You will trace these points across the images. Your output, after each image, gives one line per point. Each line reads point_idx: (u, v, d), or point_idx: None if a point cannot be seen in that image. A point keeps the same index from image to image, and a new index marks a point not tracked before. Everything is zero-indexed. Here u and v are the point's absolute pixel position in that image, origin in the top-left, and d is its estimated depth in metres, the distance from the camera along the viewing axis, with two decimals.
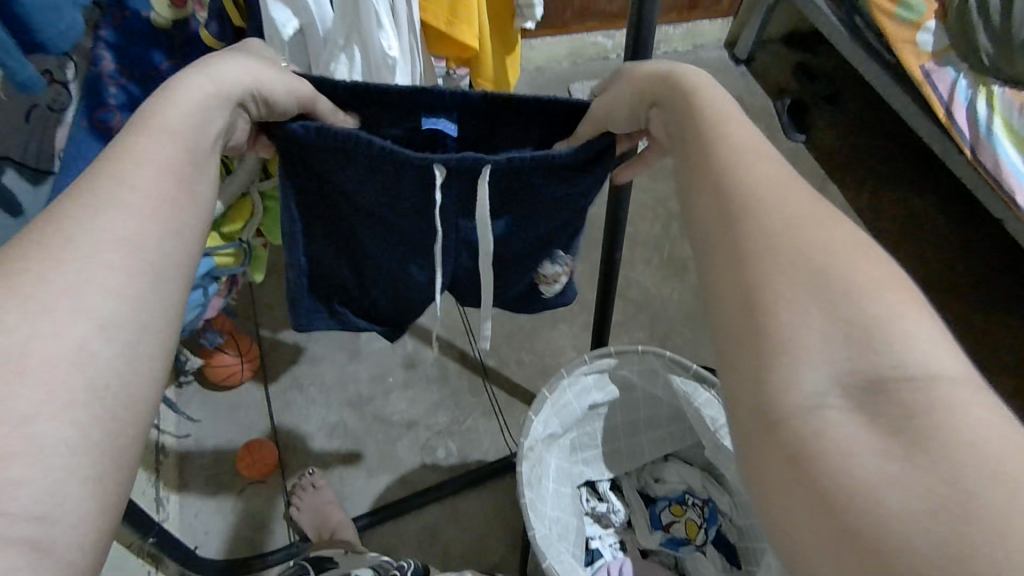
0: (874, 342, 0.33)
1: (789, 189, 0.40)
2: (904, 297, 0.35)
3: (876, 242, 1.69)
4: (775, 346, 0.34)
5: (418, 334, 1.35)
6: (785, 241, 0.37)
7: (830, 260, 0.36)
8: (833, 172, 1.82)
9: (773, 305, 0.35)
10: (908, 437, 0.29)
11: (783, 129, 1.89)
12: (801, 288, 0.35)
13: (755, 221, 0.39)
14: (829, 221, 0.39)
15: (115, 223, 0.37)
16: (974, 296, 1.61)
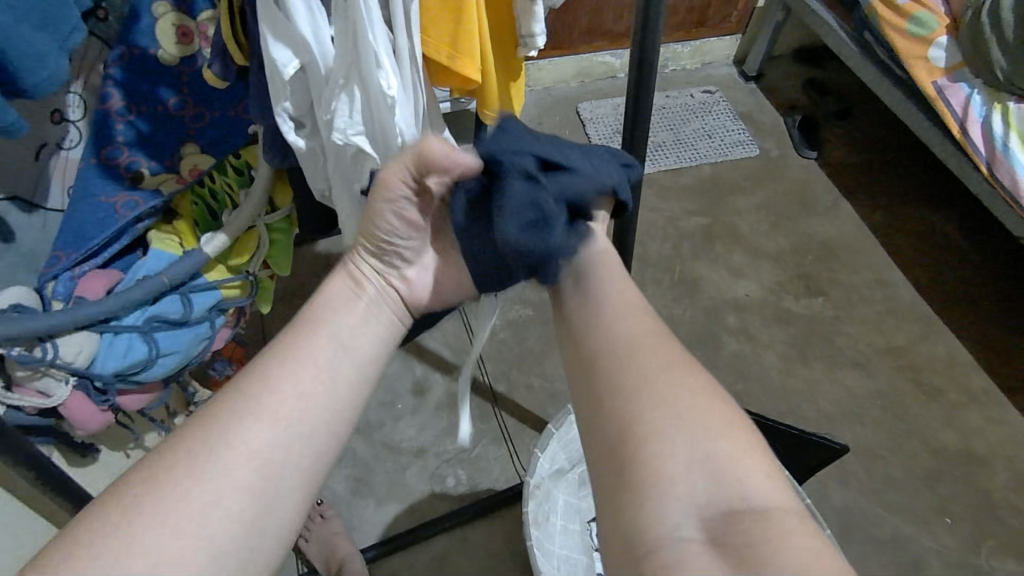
0: (724, 476, 0.46)
1: (637, 347, 0.53)
2: (733, 434, 0.48)
3: (892, 259, 1.66)
4: (646, 485, 0.46)
5: (428, 359, 1.35)
6: (640, 387, 0.50)
7: (672, 400, 0.49)
8: (846, 188, 1.80)
9: (642, 444, 0.47)
10: (733, 550, 0.43)
11: (794, 146, 1.87)
12: (658, 427, 0.48)
13: (619, 375, 0.52)
14: (666, 366, 0.51)
15: (309, 379, 0.53)
16: (995, 314, 1.57)
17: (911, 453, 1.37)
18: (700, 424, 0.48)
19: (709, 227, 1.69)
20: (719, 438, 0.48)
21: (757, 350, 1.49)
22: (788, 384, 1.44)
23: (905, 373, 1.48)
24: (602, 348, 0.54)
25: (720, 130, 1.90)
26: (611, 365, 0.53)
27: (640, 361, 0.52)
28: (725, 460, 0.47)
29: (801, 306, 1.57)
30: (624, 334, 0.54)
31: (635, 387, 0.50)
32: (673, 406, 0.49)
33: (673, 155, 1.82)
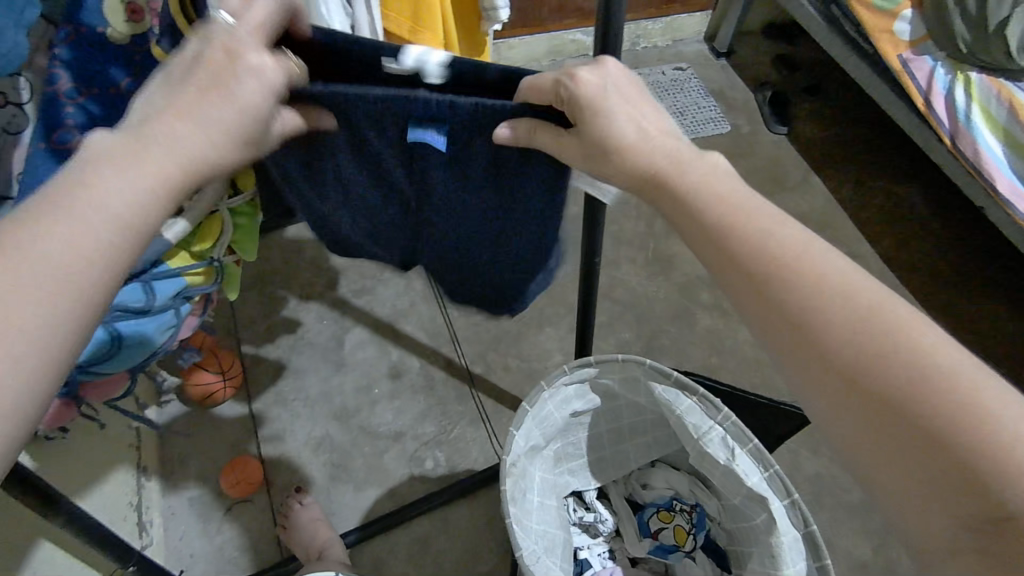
0: (948, 447, 0.39)
1: (824, 276, 0.45)
2: (986, 390, 0.40)
3: (861, 233, 1.70)
4: (918, 447, 0.40)
5: (404, 345, 1.34)
6: (837, 337, 0.44)
7: (877, 346, 0.42)
8: (815, 163, 1.82)
9: (867, 390, 0.42)
10: (978, 489, 0.38)
11: (766, 122, 1.88)
12: (843, 399, 0.43)
13: (806, 298, 0.45)
14: (851, 296, 0.44)
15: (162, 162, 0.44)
16: (961, 284, 1.61)
17: None
18: (950, 376, 0.40)
19: None
20: (964, 377, 0.40)
21: (732, 323, 1.47)
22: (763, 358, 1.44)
23: None
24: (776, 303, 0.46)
25: (692, 108, 1.90)
26: (804, 295, 0.45)
27: (839, 290, 0.45)
28: (928, 366, 0.41)
29: None
30: (789, 259, 0.46)
31: (854, 342, 0.43)
32: (862, 314, 0.43)
33: None
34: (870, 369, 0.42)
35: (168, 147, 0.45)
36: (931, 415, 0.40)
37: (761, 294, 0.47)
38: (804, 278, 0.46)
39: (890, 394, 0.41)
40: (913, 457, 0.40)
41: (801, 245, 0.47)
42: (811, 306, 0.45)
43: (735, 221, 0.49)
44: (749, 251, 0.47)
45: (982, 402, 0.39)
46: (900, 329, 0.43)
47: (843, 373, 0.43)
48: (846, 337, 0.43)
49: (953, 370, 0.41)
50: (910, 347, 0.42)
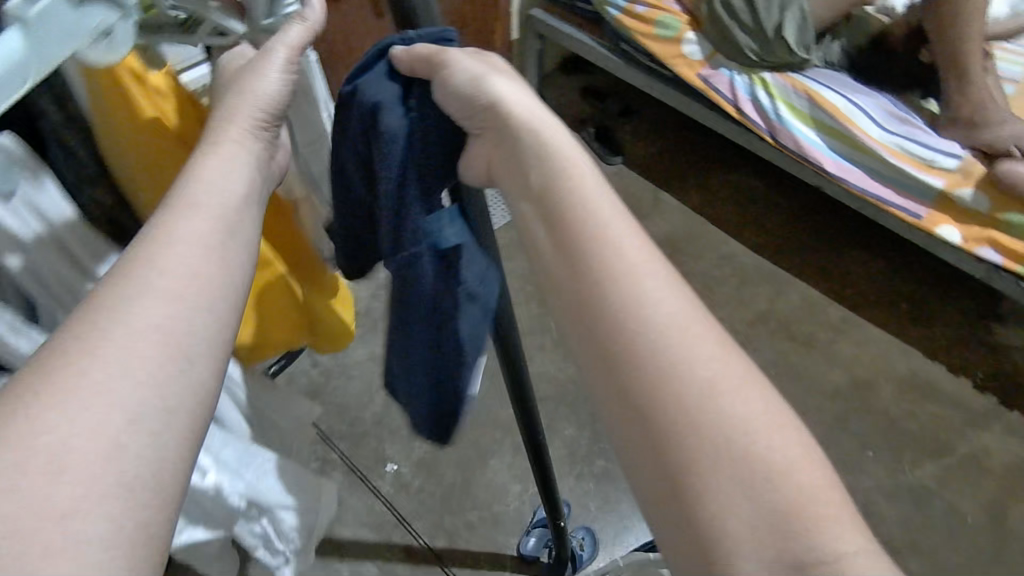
0: (758, 488, 0.38)
1: (662, 303, 0.42)
2: (795, 448, 0.40)
3: (724, 231, 1.78)
4: (710, 478, 0.38)
5: (351, 552, 1.18)
6: (657, 364, 0.41)
7: (703, 385, 0.40)
8: (658, 180, 1.89)
9: (663, 410, 0.40)
10: (781, 535, 0.37)
11: (599, 156, 1.92)
12: (630, 420, 0.41)
13: (628, 338, 0.42)
14: (688, 327, 0.42)
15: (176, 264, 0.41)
16: (821, 244, 1.75)
17: (818, 407, 1.46)
18: (725, 387, 0.40)
19: None
20: (770, 435, 0.39)
21: None
22: None
23: (780, 333, 1.58)
24: (578, 272, 0.44)
25: None
26: (611, 316, 0.42)
27: (686, 346, 0.41)
28: (735, 416, 0.40)
29: None
30: (622, 281, 0.43)
31: (658, 367, 0.41)
32: (678, 342, 0.41)
33: None
34: (667, 390, 0.40)
35: (213, 185, 0.45)
36: (745, 444, 0.39)
37: (566, 259, 0.45)
38: (621, 262, 0.43)
39: (680, 424, 0.40)
40: (709, 480, 0.38)
41: (618, 221, 0.45)
42: (625, 323, 0.42)
43: (571, 241, 0.44)
44: (578, 266, 0.44)
45: (767, 429, 0.40)
46: (702, 342, 0.42)
47: (638, 356, 0.41)
48: (648, 323, 0.42)
49: (746, 386, 0.41)
50: (695, 355, 0.41)
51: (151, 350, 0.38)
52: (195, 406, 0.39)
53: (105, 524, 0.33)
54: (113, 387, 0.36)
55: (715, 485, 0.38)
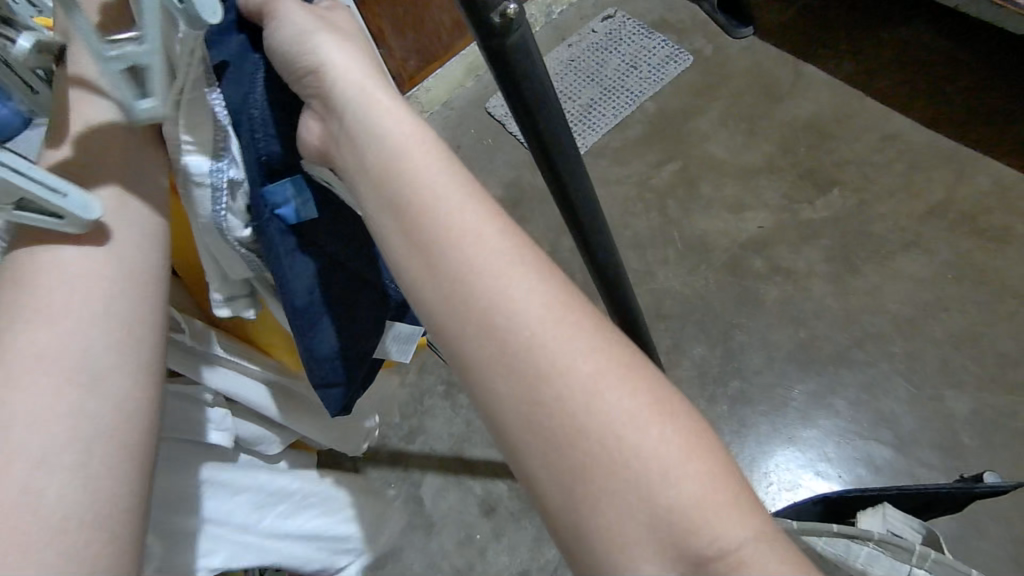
0: (659, 503, 0.33)
1: (525, 295, 0.38)
2: (682, 446, 0.35)
3: (886, 105, 1.48)
4: (592, 496, 0.34)
5: (481, 471, 1.22)
6: (519, 370, 0.37)
7: (567, 388, 0.36)
8: (800, 51, 1.59)
9: (535, 420, 0.36)
10: (689, 549, 0.32)
11: (726, 31, 1.65)
12: (516, 443, 0.36)
13: (490, 343, 0.38)
14: (552, 318, 0.38)
15: (67, 311, 0.43)
16: (1013, 110, 1.42)
17: (1008, 314, 1.23)
18: (594, 392, 0.35)
19: (684, 172, 1.48)
20: (652, 436, 0.34)
21: (803, 286, 1.31)
22: (852, 306, 1.27)
23: (961, 228, 1.31)
24: (437, 276, 0.40)
25: (642, 53, 1.67)
26: (475, 326, 0.38)
27: (549, 340, 0.37)
28: (609, 416, 0.35)
29: (820, 211, 1.38)
30: (480, 282, 0.39)
31: (521, 374, 0.37)
32: (536, 342, 0.37)
33: (608, 109, 1.59)
34: (532, 398, 0.36)
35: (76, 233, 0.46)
36: (624, 450, 0.34)
37: (436, 283, 0.40)
38: (475, 258, 0.39)
39: (556, 434, 0.35)
40: (599, 501, 0.34)
41: (460, 198, 0.41)
42: (490, 326, 0.38)
43: (432, 243, 0.40)
44: (441, 272, 0.40)
45: (652, 438, 0.34)
46: (571, 347, 0.37)
47: (484, 349, 0.38)
48: (500, 308, 0.38)
49: (605, 357, 0.37)
50: (544, 337, 0.37)
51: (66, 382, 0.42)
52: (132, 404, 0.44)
53: (65, 531, 0.38)
54: (39, 437, 0.40)
55: (615, 519, 0.33)
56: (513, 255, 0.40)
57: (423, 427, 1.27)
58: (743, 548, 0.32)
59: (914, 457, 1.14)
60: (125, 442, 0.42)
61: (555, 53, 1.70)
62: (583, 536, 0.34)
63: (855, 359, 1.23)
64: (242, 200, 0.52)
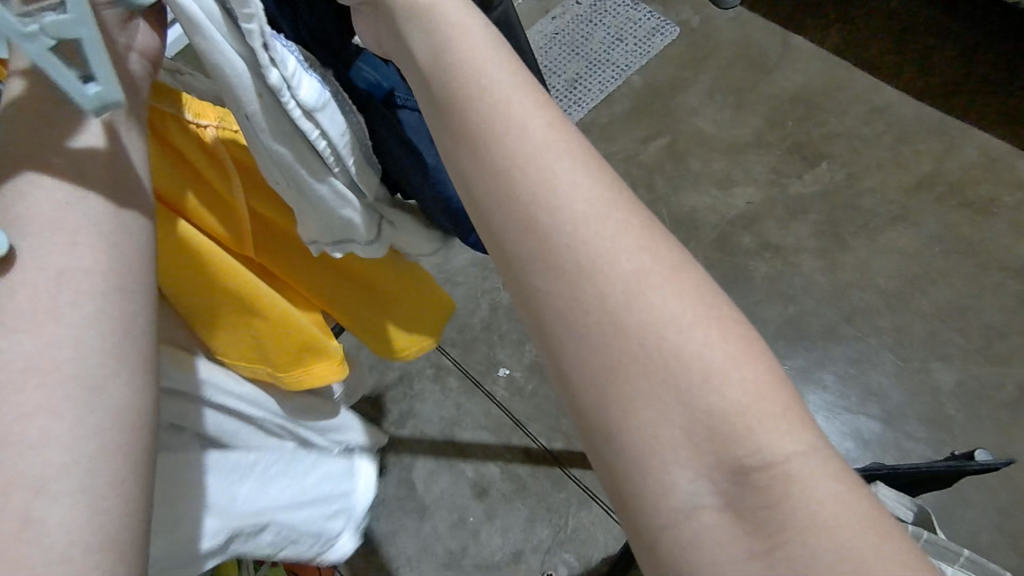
0: (709, 411, 0.28)
1: (565, 167, 0.33)
2: (745, 350, 0.29)
3: (873, 76, 1.46)
4: (627, 389, 0.29)
5: (472, 454, 1.21)
6: (553, 246, 0.31)
7: (608, 269, 0.31)
8: (787, 21, 1.56)
9: (567, 301, 0.31)
10: (732, 468, 0.27)
11: (712, 1, 1.62)
12: (540, 324, 0.32)
13: (518, 214, 0.32)
14: (596, 195, 0.32)
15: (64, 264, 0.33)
16: (999, 80, 1.41)
17: (993, 286, 1.23)
18: (641, 278, 0.30)
19: (672, 147, 1.46)
20: (706, 335, 0.29)
21: (792, 261, 1.30)
22: (840, 281, 1.27)
23: (948, 200, 1.31)
24: (465, 144, 0.35)
25: (628, 25, 1.63)
26: (505, 195, 0.33)
27: (589, 216, 0.31)
28: (658, 306, 0.30)
29: (809, 185, 1.37)
30: (511, 148, 0.33)
31: (555, 251, 0.31)
32: (577, 217, 0.31)
33: (594, 83, 1.56)
34: (567, 278, 0.31)
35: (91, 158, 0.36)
36: (668, 343, 0.29)
37: (462, 155, 0.35)
38: (511, 126, 0.34)
39: (592, 320, 0.30)
40: (640, 400, 0.29)
41: (512, 88, 0.35)
42: (519, 196, 0.33)
43: (458, 108, 0.35)
44: (469, 136, 0.34)
45: (706, 334, 0.29)
46: (616, 228, 0.31)
47: (526, 251, 0.32)
48: (550, 210, 0.32)
49: (676, 273, 0.31)
50: (600, 239, 0.31)
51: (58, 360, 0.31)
52: (130, 401, 0.32)
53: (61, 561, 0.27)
54: (26, 426, 0.29)
55: (650, 417, 0.28)
56: (554, 126, 0.34)
57: (413, 411, 1.26)
58: (798, 468, 0.27)
59: (902, 429, 1.15)
60: (130, 439, 0.31)
61: (538, 26, 1.66)
62: (629, 471, 0.29)
63: (843, 334, 1.23)
64: (319, 108, 0.42)
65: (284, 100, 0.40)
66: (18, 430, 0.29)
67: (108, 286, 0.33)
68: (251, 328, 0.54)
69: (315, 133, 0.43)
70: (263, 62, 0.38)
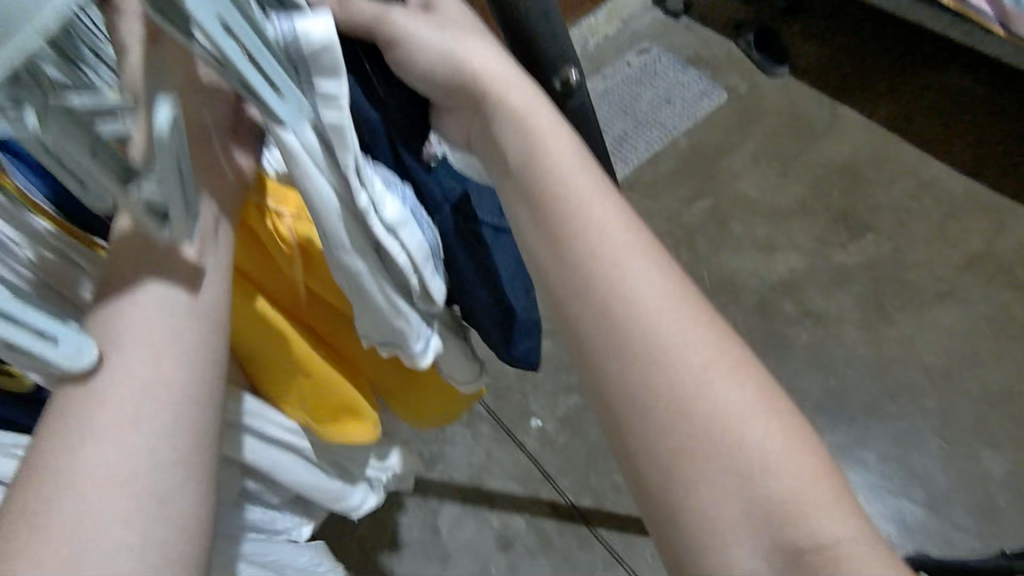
0: (767, 497, 0.34)
1: (643, 275, 0.38)
2: (791, 440, 0.35)
3: (922, 150, 1.46)
4: (696, 477, 0.34)
5: (499, 503, 1.21)
6: (633, 348, 0.37)
7: (680, 370, 0.36)
8: (835, 92, 1.59)
9: (643, 397, 0.36)
10: (785, 546, 0.33)
11: (760, 68, 1.65)
12: (617, 415, 0.37)
13: (602, 318, 0.38)
14: (669, 301, 0.38)
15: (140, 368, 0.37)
16: None
17: None
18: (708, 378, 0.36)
19: (715, 209, 1.47)
20: (762, 427, 0.35)
21: (833, 332, 1.29)
22: (884, 355, 1.25)
23: (998, 280, 1.29)
24: (554, 248, 0.40)
25: (677, 88, 1.67)
26: (589, 298, 0.38)
27: (665, 321, 0.37)
28: (722, 403, 0.35)
29: (853, 256, 1.36)
30: (595, 255, 0.39)
31: (634, 353, 0.37)
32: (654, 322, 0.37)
33: (641, 142, 1.60)
34: (644, 377, 0.36)
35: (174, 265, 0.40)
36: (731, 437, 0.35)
37: (550, 257, 0.40)
38: (596, 235, 0.39)
39: (665, 413, 0.36)
40: (707, 487, 0.34)
41: (589, 186, 0.41)
42: (602, 300, 0.38)
43: (548, 215, 0.40)
44: (558, 241, 0.40)
45: (763, 429, 0.35)
46: (686, 332, 0.37)
47: (606, 351, 0.37)
48: (627, 305, 0.38)
49: (719, 356, 0.37)
50: (674, 343, 0.37)
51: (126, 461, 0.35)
52: (193, 474, 0.37)
53: None
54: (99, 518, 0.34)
55: (715, 503, 0.34)
56: (633, 233, 0.40)
57: (443, 454, 1.27)
58: (845, 547, 0.33)
59: (945, 516, 1.11)
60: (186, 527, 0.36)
61: (589, 84, 1.72)
62: (694, 548, 0.34)
63: (886, 411, 1.20)
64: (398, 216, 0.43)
65: (370, 223, 0.41)
66: (92, 525, 0.34)
67: (189, 366, 0.38)
68: (299, 390, 0.54)
69: (398, 249, 0.44)
70: (354, 189, 0.39)
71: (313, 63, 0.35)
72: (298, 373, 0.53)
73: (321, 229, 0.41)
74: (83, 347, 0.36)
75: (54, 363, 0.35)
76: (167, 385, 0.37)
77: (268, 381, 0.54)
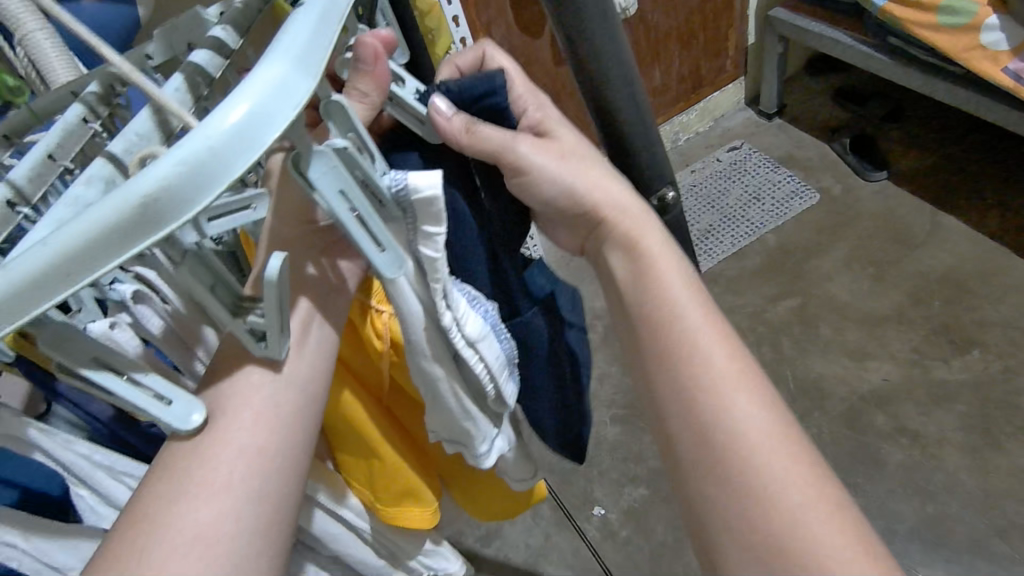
0: None
1: (740, 402, 0.43)
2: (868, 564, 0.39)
3: None
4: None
5: None
6: (729, 466, 0.42)
7: (770, 491, 0.41)
8: (937, 199, 1.54)
9: (740, 508, 0.42)
10: None
11: (856, 171, 1.64)
12: (715, 519, 0.43)
13: (700, 436, 0.43)
14: (763, 427, 0.43)
15: (260, 411, 0.39)
16: None
17: None
18: (794, 500, 0.41)
19: (803, 309, 1.44)
20: (840, 548, 0.39)
21: (932, 453, 1.19)
22: (992, 486, 1.13)
23: None
24: (661, 368, 0.45)
25: (767, 186, 1.68)
26: (690, 417, 0.44)
27: (757, 445, 0.42)
28: (807, 523, 0.40)
29: (956, 372, 1.27)
30: (698, 380, 0.44)
31: (731, 470, 0.42)
32: (748, 446, 0.42)
33: (727, 237, 1.60)
34: (739, 494, 0.42)
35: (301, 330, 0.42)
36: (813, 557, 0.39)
37: (659, 376, 0.46)
38: (701, 360, 0.44)
39: (757, 525, 0.41)
40: None
41: (695, 313, 0.46)
42: (703, 421, 0.43)
43: (659, 337, 0.46)
44: (666, 362, 0.45)
45: (843, 550, 0.39)
46: (777, 456, 0.42)
47: (705, 465, 0.43)
48: (725, 428, 0.43)
49: (788, 455, 0.42)
50: (765, 467, 0.42)
51: (233, 496, 0.36)
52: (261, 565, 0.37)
53: None
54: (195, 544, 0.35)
55: None
56: (732, 361, 0.45)
57: (501, 532, 1.25)
58: None
59: None
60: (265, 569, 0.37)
61: (677, 177, 1.76)
62: None
63: (995, 551, 1.08)
64: (471, 327, 0.46)
65: (452, 337, 0.46)
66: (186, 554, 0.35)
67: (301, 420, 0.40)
68: (372, 468, 0.57)
69: (477, 360, 0.48)
70: (438, 308, 0.44)
71: (420, 210, 0.40)
72: (373, 457, 0.56)
73: (409, 336, 0.46)
74: (192, 412, 0.37)
75: (162, 421, 0.37)
76: (267, 457, 0.38)
77: (347, 460, 0.58)
